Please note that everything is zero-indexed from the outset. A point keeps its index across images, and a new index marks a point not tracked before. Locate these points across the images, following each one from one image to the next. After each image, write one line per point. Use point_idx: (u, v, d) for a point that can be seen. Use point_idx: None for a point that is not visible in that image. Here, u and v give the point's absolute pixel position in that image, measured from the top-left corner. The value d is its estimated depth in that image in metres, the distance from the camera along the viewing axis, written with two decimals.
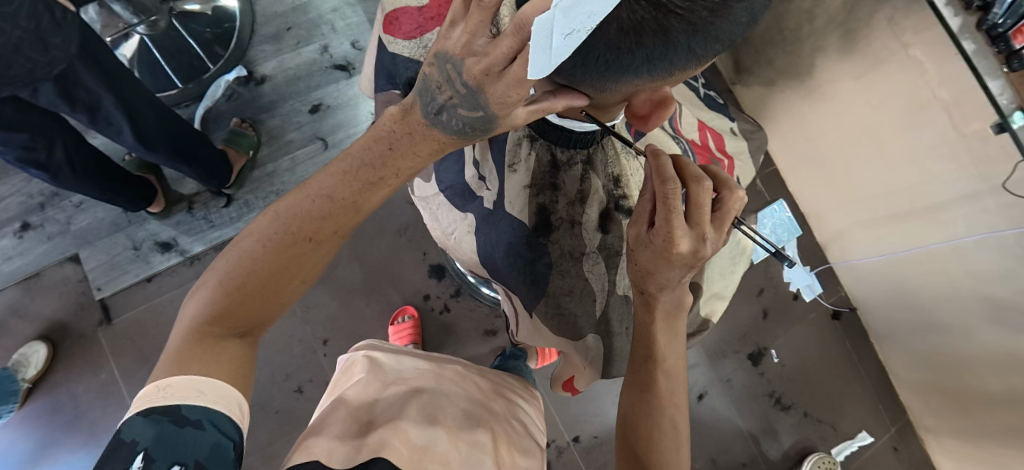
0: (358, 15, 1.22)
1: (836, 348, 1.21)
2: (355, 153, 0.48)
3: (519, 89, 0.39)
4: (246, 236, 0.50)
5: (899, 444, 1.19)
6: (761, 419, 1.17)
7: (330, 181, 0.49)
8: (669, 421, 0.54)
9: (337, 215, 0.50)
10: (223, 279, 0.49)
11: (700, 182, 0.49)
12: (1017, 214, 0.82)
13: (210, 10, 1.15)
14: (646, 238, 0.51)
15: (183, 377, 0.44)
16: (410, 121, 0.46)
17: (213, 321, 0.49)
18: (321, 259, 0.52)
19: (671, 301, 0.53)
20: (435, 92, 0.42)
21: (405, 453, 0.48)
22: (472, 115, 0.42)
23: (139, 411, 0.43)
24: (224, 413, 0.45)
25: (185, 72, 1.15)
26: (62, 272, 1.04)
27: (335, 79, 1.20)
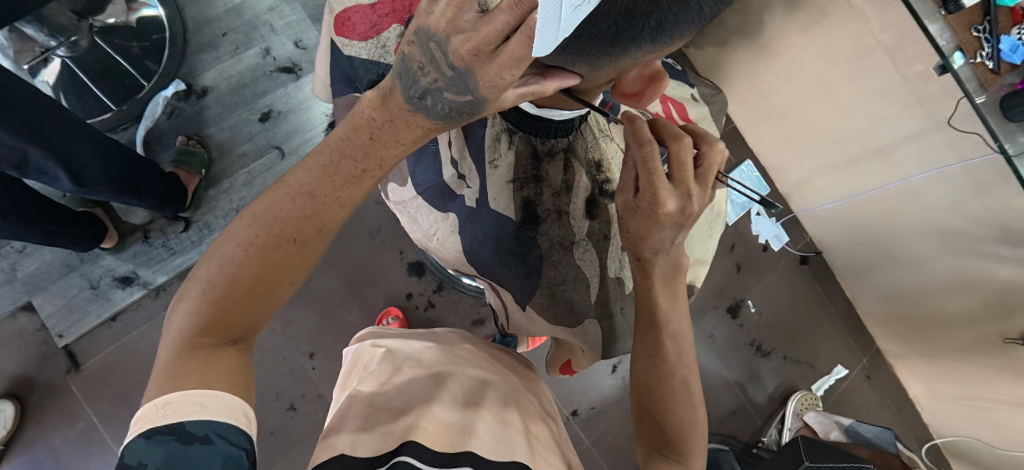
0: (297, 12, 1.16)
1: (806, 290, 1.28)
2: (333, 145, 0.47)
3: (507, 71, 0.38)
4: (226, 241, 0.48)
5: (872, 372, 1.28)
6: (746, 368, 1.22)
7: (310, 177, 0.47)
8: (681, 384, 0.54)
9: (320, 212, 0.48)
10: (205, 289, 0.47)
11: (679, 140, 0.51)
12: (962, 147, 0.88)
13: (133, 21, 1.07)
14: (633, 204, 0.52)
15: (183, 392, 0.42)
16: (390, 107, 0.45)
17: (203, 332, 0.47)
18: (309, 258, 0.50)
19: (668, 264, 0.54)
20: (422, 78, 0.42)
21: (432, 435, 0.48)
22: (459, 99, 0.42)
23: (139, 434, 0.40)
24: (231, 423, 0.42)
25: (118, 93, 1.07)
26: (16, 324, 0.97)
27: (283, 82, 1.15)
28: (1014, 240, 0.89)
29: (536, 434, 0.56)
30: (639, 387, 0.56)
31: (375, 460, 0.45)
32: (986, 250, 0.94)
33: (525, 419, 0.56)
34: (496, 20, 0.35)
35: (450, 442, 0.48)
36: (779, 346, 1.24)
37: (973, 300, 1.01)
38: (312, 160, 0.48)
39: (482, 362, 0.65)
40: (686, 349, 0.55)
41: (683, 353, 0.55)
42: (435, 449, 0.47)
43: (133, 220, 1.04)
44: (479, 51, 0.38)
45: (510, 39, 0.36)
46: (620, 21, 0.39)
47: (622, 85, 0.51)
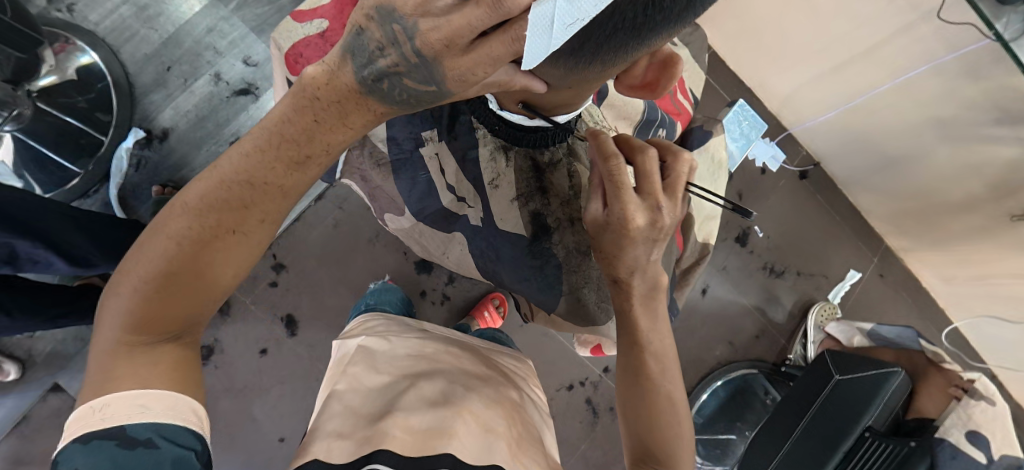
0: (237, 27, 1.10)
1: (809, 204, 1.27)
2: (271, 128, 0.43)
3: (480, 67, 0.37)
4: (158, 232, 0.46)
5: (883, 270, 1.30)
6: (762, 291, 1.24)
7: (244, 161, 0.44)
8: (666, 397, 0.57)
9: (261, 200, 0.45)
10: (140, 287, 0.46)
11: (644, 151, 0.52)
12: (950, 36, 0.85)
13: (71, 75, 1.00)
14: (601, 222, 0.53)
15: (120, 395, 0.44)
16: (337, 87, 0.41)
17: (139, 330, 0.46)
18: (253, 249, 0.48)
19: (645, 285, 0.56)
20: (376, 59, 0.38)
21: (408, 436, 0.48)
22: (421, 88, 0.40)
23: (74, 440, 0.42)
24: (177, 424, 0.45)
25: (77, 155, 1.02)
26: (49, 406, 0.98)
27: (243, 106, 1.10)
28: (1014, 120, 0.87)
29: (525, 441, 0.54)
30: (624, 392, 0.59)
31: (350, 466, 0.46)
32: (984, 134, 0.93)
33: (501, 389, 0.59)
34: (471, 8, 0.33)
35: (432, 446, 0.47)
36: (791, 264, 1.26)
37: (978, 184, 1.00)
38: (252, 141, 0.44)
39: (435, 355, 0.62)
40: (670, 362, 0.58)
41: (665, 364, 0.58)
42: (404, 454, 0.46)
43: None
44: (451, 43, 0.35)
45: (487, 37, 0.35)
46: (646, 9, 0.36)
47: (632, 77, 0.48)
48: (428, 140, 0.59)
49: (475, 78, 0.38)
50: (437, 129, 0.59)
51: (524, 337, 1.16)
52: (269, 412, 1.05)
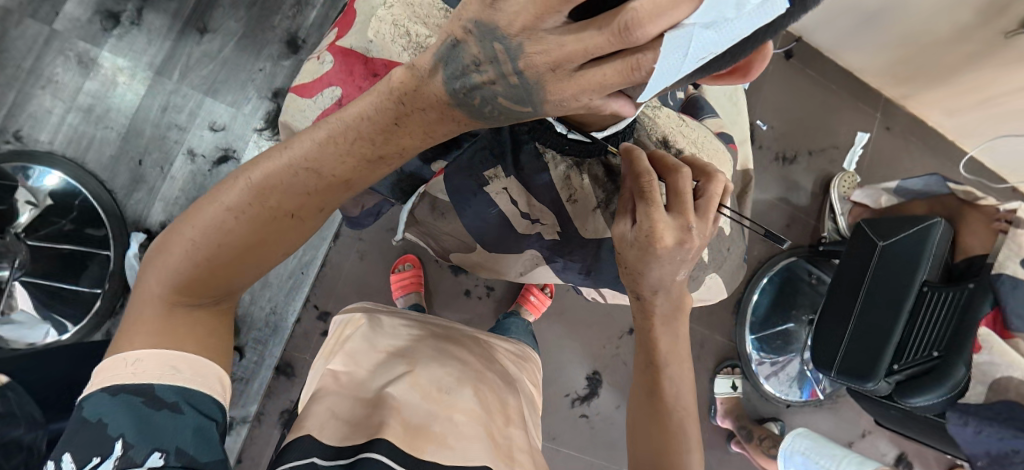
0: (190, 96, 1.05)
1: (801, 82, 1.27)
2: (352, 122, 0.43)
3: (584, 94, 0.37)
4: (216, 199, 0.46)
5: (888, 122, 1.31)
6: (781, 182, 1.26)
7: (317, 149, 0.44)
8: (679, 424, 0.61)
9: (323, 190, 0.46)
10: (189, 249, 0.46)
11: (678, 171, 0.53)
12: None
13: (48, 200, 0.96)
14: (629, 239, 0.54)
15: (155, 353, 0.46)
16: (425, 93, 0.40)
17: (179, 292, 0.48)
18: (303, 234, 0.49)
19: (665, 305, 0.60)
20: (471, 74, 0.39)
21: (401, 431, 0.51)
22: (514, 107, 0.40)
23: (101, 389, 0.45)
24: (204, 393, 0.47)
25: (89, 276, 0.99)
26: None
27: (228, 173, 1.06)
28: None
29: (510, 438, 0.57)
30: (638, 404, 0.63)
31: (339, 451, 0.49)
32: None
33: (490, 383, 0.62)
34: (593, 33, 0.32)
35: (423, 448, 0.51)
36: (800, 147, 1.27)
37: (965, 12, 0.98)
38: (331, 134, 0.44)
39: (427, 333, 0.68)
40: (682, 393, 0.62)
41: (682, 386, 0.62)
42: (399, 447, 0.50)
43: None
44: (557, 67, 0.35)
45: (603, 63, 0.34)
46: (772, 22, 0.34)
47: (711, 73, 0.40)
48: (491, 179, 0.58)
49: (580, 105, 0.39)
50: (499, 163, 0.58)
51: (575, 300, 1.19)
52: None
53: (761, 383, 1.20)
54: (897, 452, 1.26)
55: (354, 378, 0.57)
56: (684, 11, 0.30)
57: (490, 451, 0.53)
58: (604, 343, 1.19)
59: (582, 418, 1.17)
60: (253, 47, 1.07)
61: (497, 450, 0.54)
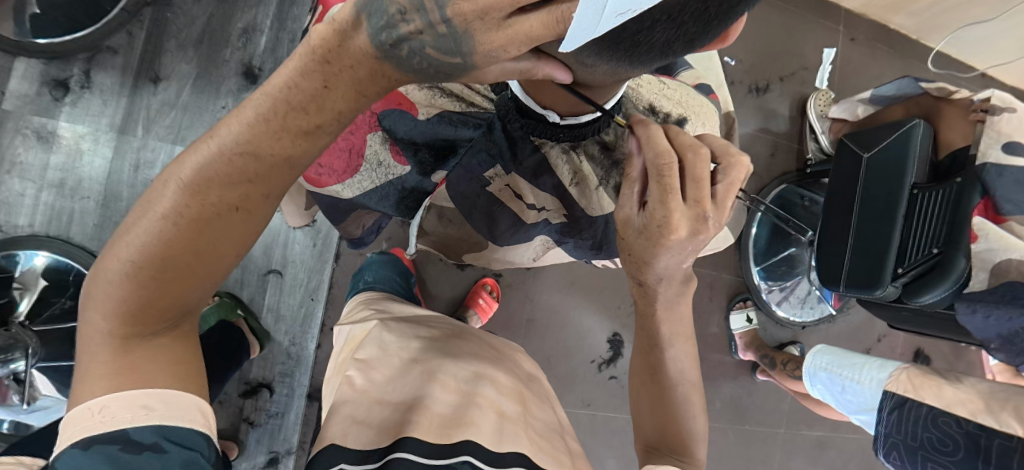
0: (158, 148, 1.03)
1: (761, 9, 1.26)
2: (278, 94, 0.39)
3: (515, 45, 0.34)
4: (150, 210, 0.43)
5: (852, 33, 1.32)
6: (758, 113, 1.27)
7: (245, 131, 0.41)
8: (684, 398, 0.63)
9: (265, 174, 0.43)
10: (131, 270, 0.44)
11: (697, 153, 0.50)
12: None
13: (43, 281, 0.95)
14: (639, 225, 0.54)
15: (121, 395, 0.43)
16: (349, 49, 0.37)
17: (130, 322, 0.45)
18: (254, 229, 0.46)
19: (667, 292, 0.60)
20: (398, 24, 0.35)
21: (430, 422, 0.47)
22: (443, 58, 0.37)
23: (72, 444, 0.41)
24: (185, 426, 0.44)
25: None
26: None
27: None
28: None
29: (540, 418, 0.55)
30: (647, 390, 0.65)
31: (367, 455, 0.45)
32: None
33: (508, 369, 0.59)
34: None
35: (453, 435, 0.46)
36: (771, 74, 1.27)
37: None
38: (257, 111, 0.40)
39: (435, 334, 0.64)
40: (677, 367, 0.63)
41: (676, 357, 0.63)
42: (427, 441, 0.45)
43: (234, 417, 1.04)
44: (486, 16, 0.33)
45: (529, 13, 0.32)
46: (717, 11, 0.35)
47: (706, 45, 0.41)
48: (492, 178, 0.61)
49: (509, 57, 0.36)
50: (497, 162, 0.59)
51: (583, 268, 1.20)
52: None
53: (773, 310, 1.25)
54: (913, 348, 1.31)
55: (372, 383, 0.53)
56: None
57: (523, 439, 0.48)
58: (618, 304, 1.21)
59: (612, 379, 1.20)
60: (209, 85, 1.05)
61: (530, 438, 0.49)
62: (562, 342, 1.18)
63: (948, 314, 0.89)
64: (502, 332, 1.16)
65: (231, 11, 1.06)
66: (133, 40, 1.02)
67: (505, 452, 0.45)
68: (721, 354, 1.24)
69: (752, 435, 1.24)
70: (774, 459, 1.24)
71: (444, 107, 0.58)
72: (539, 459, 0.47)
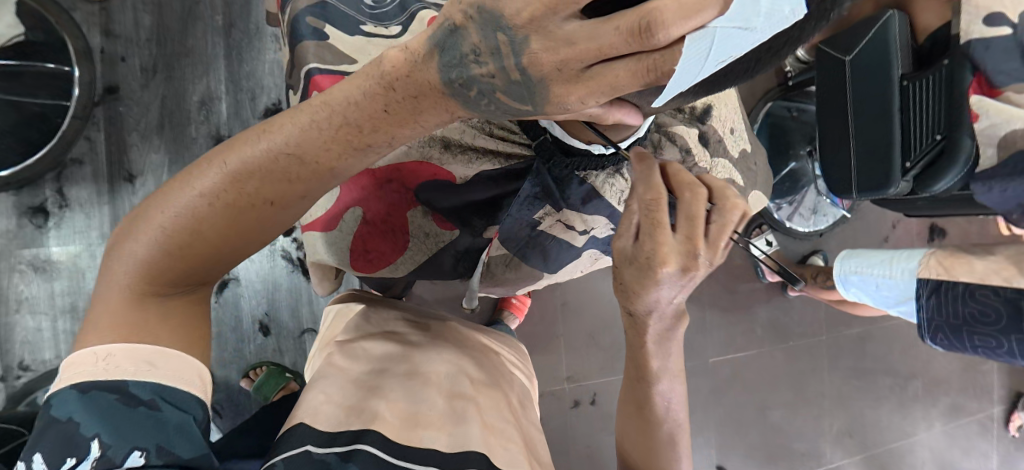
0: None
1: None
2: (340, 106, 0.39)
3: (593, 98, 0.33)
4: (189, 186, 0.42)
5: None
6: None
7: (299, 135, 0.40)
8: (669, 437, 0.57)
9: (306, 175, 0.41)
10: (162, 234, 0.43)
11: (694, 189, 0.43)
12: None
13: None
14: (628, 255, 0.45)
15: (130, 347, 0.41)
16: (420, 77, 0.36)
17: (152, 282, 0.43)
18: (283, 221, 0.45)
19: (658, 328, 0.50)
20: (470, 65, 0.34)
21: (396, 420, 0.45)
22: (514, 103, 0.36)
23: (71, 385, 0.40)
24: (182, 389, 0.42)
25: None
26: None
27: (232, 295, 1.04)
28: None
29: (527, 427, 0.53)
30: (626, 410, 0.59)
31: (333, 438, 0.43)
32: None
33: (489, 366, 0.59)
34: (608, 31, 0.29)
35: (420, 436, 0.45)
36: None
37: None
38: (312, 115, 0.40)
39: (425, 327, 0.63)
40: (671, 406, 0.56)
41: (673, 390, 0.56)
42: (391, 437, 0.44)
43: None
44: (564, 66, 0.32)
45: (615, 62, 0.31)
46: (787, 48, 0.35)
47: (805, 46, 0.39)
48: (543, 218, 0.56)
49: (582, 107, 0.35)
50: (547, 202, 0.54)
51: None
52: None
53: (784, 225, 1.25)
54: (925, 225, 1.36)
55: (350, 361, 0.52)
56: (710, 13, 0.27)
57: (484, 436, 0.46)
58: None
59: None
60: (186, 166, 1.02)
61: (486, 422, 0.48)
62: (598, 316, 1.20)
63: (965, 195, 0.93)
64: (540, 324, 1.18)
65: (183, 87, 1.02)
66: (95, 144, 0.98)
67: (464, 453, 0.44)
68: (751, 282, 1.26)
69: (797, 349, 1.28)
70: (823, 364, 1.29)
71: (483, 166, 0.53)
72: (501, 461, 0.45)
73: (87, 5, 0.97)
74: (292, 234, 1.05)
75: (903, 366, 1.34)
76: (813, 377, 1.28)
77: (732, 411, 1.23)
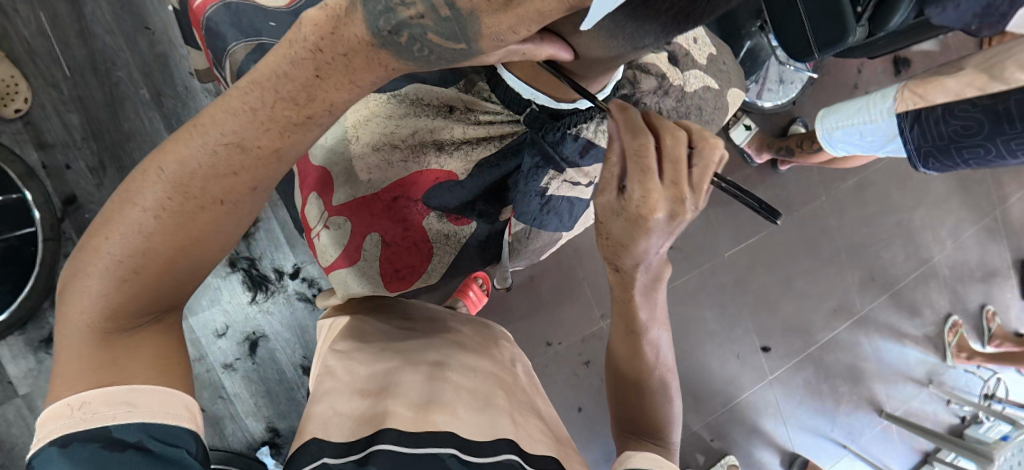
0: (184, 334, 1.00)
1: None
2: (268, 82, 0.35)
3: (523, 26, 0.30)
4: (132, 201, 0.38)
5: None
6: None
7: (231, 121, 0.36)
8: (662, 383, 0.60)
9: (250, 165, 0.37)
10: (113, 259, 0.38)
11: (674, 134, 0.44)
12: None
13: None
14: (618, 207, 0.45)
15: (105, 389, 0.36)
16: (350, 25, 0.33)
17: (113, 316, 0.39)
18: (238, 223, 0.41)
19: (645, 279, 0.52)
20: (397, 9, 0.31)
21: (409, 412, 0.43)
22: (448, 45, 0.33)
23: (50, 442, 0.35)
24: (171, 423, 0.37)
25: None
26: None
27: (268, 350, 1.05)
28: None
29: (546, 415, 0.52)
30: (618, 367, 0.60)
31: (350, 444, 0.40)
32: None
33: (489, 353, 0.58)
34: None
35: (436, 422, 0.42)
36: None
37: None
38: (244, 99, 0.36)
39: (418, 325, 0.63)
40: (660, 349, 0.59)
41: (661, 339, 0.58)
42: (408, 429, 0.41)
43: None
44: None
45: None
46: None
47: None
48: (550, 183, 0.56)
49: (517, 39, 0.32)
50: (550, 167, 0.55)
51: None
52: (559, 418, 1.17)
53: (758, 104, 1.26)
54: (890, 59, 1.37)
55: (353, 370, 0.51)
56: None
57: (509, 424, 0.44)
58: None
59: (673, 250, 1.23)
60: None
61: (510, 412, 0.47)
62: None
63: (919, 23, 0.94)
64: (561, 275, 1.20)
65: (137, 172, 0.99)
66: None
67: (494, 441, 0.41)
68: (741, 169, 1.29)
69: (804, 217, 1.32)
70: (830, 221, 1.33)
71: (480, 155, 0.53)
72: (528, 445, 0.43)
73: (9, 125, 0.92)
74: (298, 274, 1.06)
75: (905, 199, 1.38)
76: (824, 235, 1.32)
77: (760, 293, 1.28)
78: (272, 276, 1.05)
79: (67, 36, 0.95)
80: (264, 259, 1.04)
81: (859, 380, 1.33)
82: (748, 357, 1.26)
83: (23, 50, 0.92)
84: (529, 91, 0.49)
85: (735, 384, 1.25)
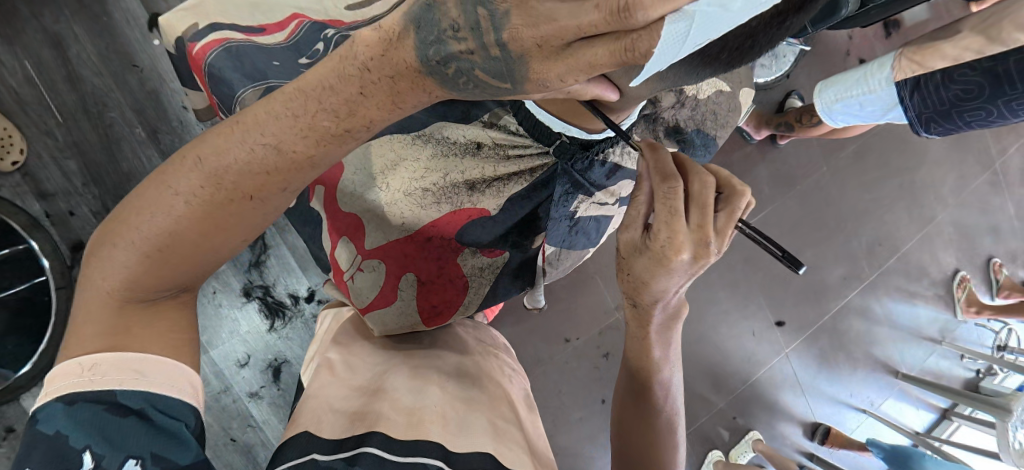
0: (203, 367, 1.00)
1: None
2: (312, 94, 0.36)
3: (572, 75, 0.31)
4: (168, 184, 0.40)
5: None
6: None
7: (274, 128, 0.37)
8: (668, 425, 0.60)
9: (284, 168, 0.38)
10: (144, 236, 0.40)
11: (702, 178, 0.45)
12: None
13: None
14: (642, 246, 0.47)
15: (115, 355, 0.39)
16: (400, 48, 0.32)
17: (135, 288, 0.41)
18: (266, 218, 0.42)
19: (666, 313, 0.52)
20: (448, 42, 0.31)
21: (401, 418, 0.43)
22: (494, 81, 0.33)
23: (57, 398, 0.37)
24: (176, 397, 0.40)
25: None
26: None
27: (290, 380, 1.05)
28: None
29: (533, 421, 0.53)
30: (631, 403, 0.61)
31: (342, 442, 0.40)
32: None
33: (484, 356, 0.58)
34: (587, 11, 0.27)
35: (426, 430, 0.42)
36: None
37: None
38: (287, 104, 0.36)
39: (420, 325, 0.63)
40: (671, 389, 0.59)
41: (672, 380, 0.59)
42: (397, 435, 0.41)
43: None
44: (544, 43, 0.29)
45: (593, 40, 0.29)
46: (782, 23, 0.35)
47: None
48: (578, 206, 0.59)
49: (563, 85, 0.32)
50: (579, 192, 0.58)
51: None
52: (584, 411, 1.19)
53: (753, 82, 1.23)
54: (881, 24, 1.37)
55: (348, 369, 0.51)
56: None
57: (494, 437, 0.43)
58: None
59: None
60: None
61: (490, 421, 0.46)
62: None
63: None
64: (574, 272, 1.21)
65: None
66: None
67: (477, 451, 0.41)
68: (741, 147, 1.29)
69: (807, 189, 1.32)
70: (833, 191, 1.34)
71: (512, 190, 0.56)
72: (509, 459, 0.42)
73: (8, 178, 0.91)
74: (313, 297, 1.06)
75: (906, 162, 1.39)
76: (828, 205, 1.33)
77: (771, 269, 1.29)
78: (288, 301, 1.05)
79: (54, 81, 0.93)
80: (279, 286, 1.04)
81: (874, 345, 1.35)
82: (763, 333, 1.28)
83: (12, 100, 0.91)
84: (561, 125, 0.51)
85: (753, 360, 1.27)
